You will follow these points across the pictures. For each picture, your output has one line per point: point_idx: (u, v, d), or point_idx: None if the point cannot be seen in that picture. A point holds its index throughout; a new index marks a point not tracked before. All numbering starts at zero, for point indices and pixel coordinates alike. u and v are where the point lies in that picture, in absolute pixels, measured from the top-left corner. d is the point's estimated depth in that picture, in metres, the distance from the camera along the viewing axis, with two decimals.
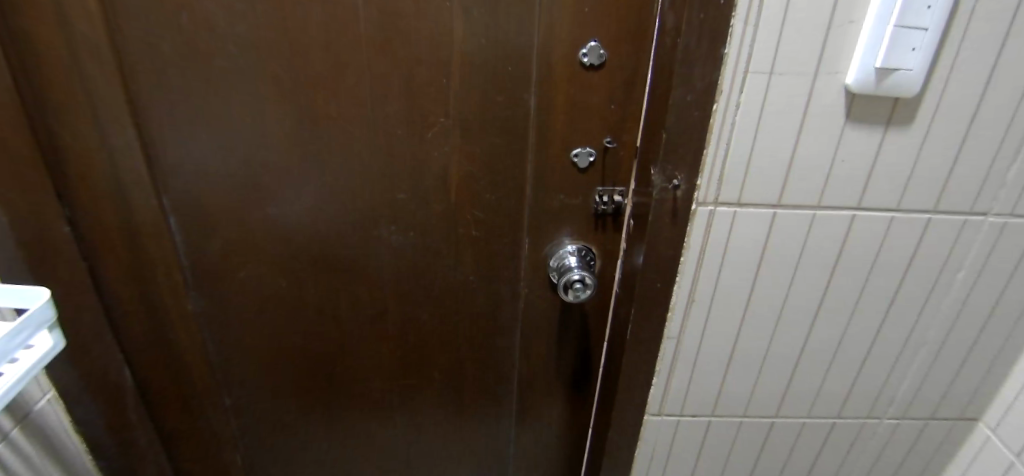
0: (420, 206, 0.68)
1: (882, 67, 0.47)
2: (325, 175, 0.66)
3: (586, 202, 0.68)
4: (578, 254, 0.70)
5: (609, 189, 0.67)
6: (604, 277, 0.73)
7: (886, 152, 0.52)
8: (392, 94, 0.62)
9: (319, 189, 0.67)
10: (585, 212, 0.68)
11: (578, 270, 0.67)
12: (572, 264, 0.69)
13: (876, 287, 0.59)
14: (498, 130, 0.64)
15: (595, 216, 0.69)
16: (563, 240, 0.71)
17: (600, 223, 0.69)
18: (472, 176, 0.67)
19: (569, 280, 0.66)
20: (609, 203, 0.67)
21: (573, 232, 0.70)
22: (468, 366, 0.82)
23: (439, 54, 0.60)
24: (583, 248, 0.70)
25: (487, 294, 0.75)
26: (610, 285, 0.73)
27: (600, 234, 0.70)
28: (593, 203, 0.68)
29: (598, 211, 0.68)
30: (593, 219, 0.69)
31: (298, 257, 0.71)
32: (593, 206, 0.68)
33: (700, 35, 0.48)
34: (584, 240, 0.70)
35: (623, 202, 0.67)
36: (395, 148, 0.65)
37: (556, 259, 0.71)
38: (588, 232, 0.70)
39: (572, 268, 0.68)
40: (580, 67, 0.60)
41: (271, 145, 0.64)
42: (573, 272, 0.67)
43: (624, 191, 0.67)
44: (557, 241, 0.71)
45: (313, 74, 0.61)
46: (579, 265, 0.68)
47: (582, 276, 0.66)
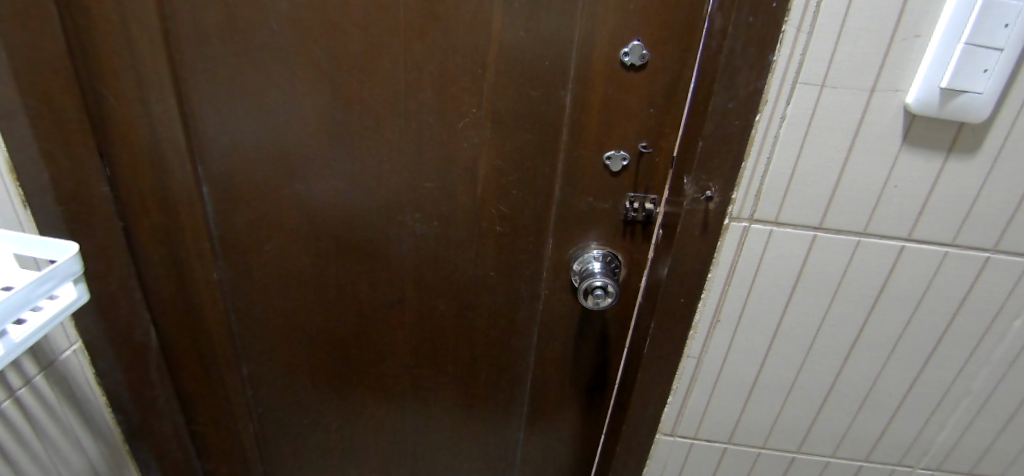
0: (445, 197, 0.68)
1: (948, 88, 0.43)
2: (354, 158, 0.66)
3: (616, 207, 0.65)
4: (602, 260, 0.68)
5: (640, 196, 0.64)
6: (628, 287, 0.70)
7: (945, 182, 0.48)
8: (426, 81, 0.61)
9: (348, 172, 0.67)
10: (613, 217, 0.66)
11: (600, 277, 0.65)
12: (595, 269, 0.67)
13: (921, 327, 0.55)
14: (530, 127, 0.62)
15: (624, 223, 0.66)
16: (588, 245, 0.68)
17: (629, 230, 0.67)
18: (500, 171, 0.65)
19: (590, 286, 0.64)
20: (639, 210, 0.65)
21: (599, 237, 0.68)
22: (481, 364, 0.81)
23: (476, 45, 0.59)
24: (609, 255, 0.68)
25: (505, 293, 0.74)
26: (633, 296, 0.71)
27: (627, 242, 0.68)
28: (623, 209, 0.65)
29: (628, 218, 0.66)
30: (622, 226, 0.67)
31: (322, 238, 0.72)
32: (623, 212, 0.65)
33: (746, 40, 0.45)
34: (611, 246, 0.68)
35: (654, 210, 0.64)
36: (425, 136, 0.64)
37: (579, 263, 0.69)
38: (616, 239, 0.68)
39: (594, 273, 0.66)
40: (619, 66, 0.58)
41: (304, 123, 0.65)
42: (594, 278, 0.65)
43: (657, 200, 0.64)
44: (582, 245, 0.69)
45: (349, 56, 0.61)
46: (603, 271, 0.66)
47: (604, 283, 0.64)
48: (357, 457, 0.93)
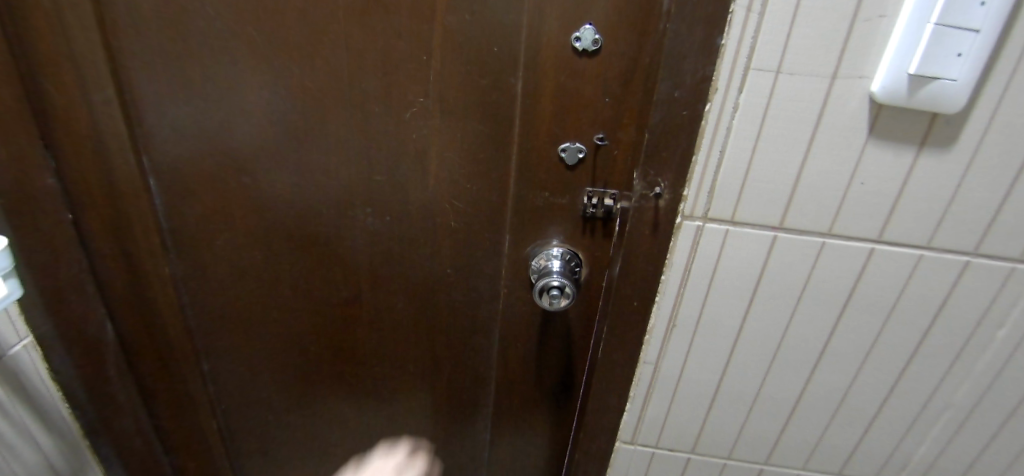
0: (396, 191, 0.65)
1: (917, 75, 0.39)
2: (301, 150, 0.63)
3: (574, 202, 0.62)
4: (562, 258, 0.64)
5: (599, 191, 0.60)
6: (589, 287, 0.67)
7: (917, 179, 0.44)
8: (371, 69, 0.58)
9: (295, 165, 0.64)
10: (572, 214, 0.62)
11: (557, 276, 0.61)
12: (553, 268, 0.63)
13: (894, 335, 0.51)
14: (482, 116, 0.59)
15: (584, 219, 0.62)
16: (548, 242, 0.65)
17: (588, 227, 0.63)
18: (452, 164, 0.62)
19: (547, 285, 0.60)
20: (598, 206, 0.61)
21: (559, 235, 0.64)
22: (445, 363, 0.78)
23: (419, 30, 0.56)
24: (569, 253, 0.64)
25: (464, 292, 0.70)
26: (595, 296, 0.67)
27: (587, 240, 0.64)
28: (581, 204, 0.62)
29: (587, 215, 0.62)
30: (581, 222, 0.63)
31: (273, 233, 0.69)
32: (582, 208, 0.62)
33: (692, 21, 0.40)
34: (570, 244, 0.64)
35: (614, 206, 0.61)
36: (373, 127, 0.61)
37: (538, 260, 0.65)
38: (575, 236, 0.64)
39: (552, 272, 0.62)
40: (571, 53, 0.54)
41: (248, 113, 0.62)
42: (551, 277, 0.61)
43: (616, 196, 0.60)
44: (541, 242, 0.65)
45: (289, 43, 0.58)
46: (563, 269, 0.63)
47: (561, 282, 0.60)
48: (324, 455, 0.91)
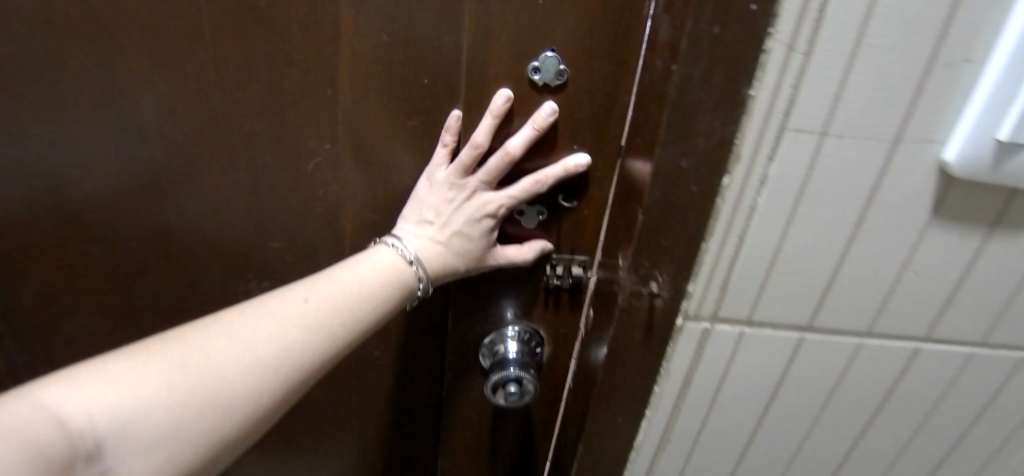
0: (301, 259, 0.49)
1: (1006, 142, 0.27)
2: (165, 207, 0.47)
3: (535, 272, 0.48)
4: (519, 339, 0.51)
5: (565, 258, 0.47)
6: (554, 368, 0.54)
7: (984, 268, 0.33)
8: (254, 106, 0.42)
9: (158, 226, 0.48)
10: (531, 284, 0.49)
11: (514, 366, 0.49)
12: (508, 353, 0.50)
13: (930, 441, 0.41)
14: (412, 164, 0.44)
15: (545, 290, 0.49)
16: (500, 318, 0.51)
17: (552, 299, 0.50)
18: (374, 225, 0.47)
19: (497, 379, 0.48)
20: (564, 277, 0.48)
21: (515, 308, 0.51)
22: (377, 437, 0.67)
23: (320, 54, 0.40)
24: (527, 331, 0.51)
25: (410, 346, 0.59)
26: (561, 377, 0.55)
27: (551, 314, 0.51)
28: (543, 274, 0.48)
29: (550, 286, 0.49)
30: (543, 294, 0.50)
31: (145, 300, 0.53)
32: (543, 277, 0.49)
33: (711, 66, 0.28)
34: (532, 316, 0.51)
35: (585, 277, 0.48)
36: (261, 179, 0.45)
37: (488, 341, 0.52)
38: (537, 309, 0.51)
39: (507, 359, 0.49)
40: (526, 87, 0.40)
41: (87, 164, 0.45)
42: (506, 368, 0.48)
43: (588, 265, 0.47)
44: (492, 318, 0.52)
45: (132, 65, 0.40)
46: (520, 355, 0.50)
47: (516, 377, 0.47)
48: None
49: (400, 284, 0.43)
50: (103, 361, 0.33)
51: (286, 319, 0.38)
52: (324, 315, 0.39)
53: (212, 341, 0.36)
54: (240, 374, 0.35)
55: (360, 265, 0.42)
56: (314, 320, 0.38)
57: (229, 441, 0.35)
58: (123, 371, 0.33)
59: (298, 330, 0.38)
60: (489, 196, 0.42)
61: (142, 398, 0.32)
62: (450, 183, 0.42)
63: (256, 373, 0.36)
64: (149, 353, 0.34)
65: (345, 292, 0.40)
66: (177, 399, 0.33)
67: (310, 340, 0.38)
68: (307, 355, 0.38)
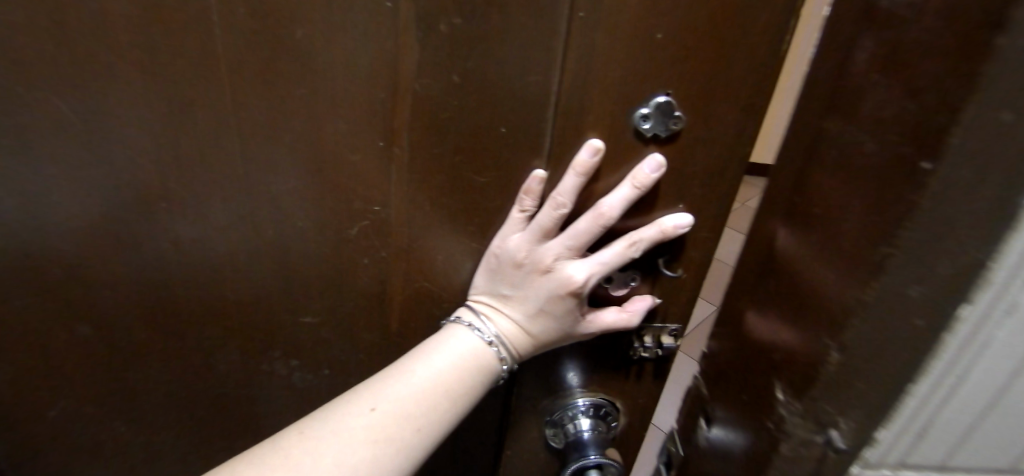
0: (339, 334, 0.42)
1: None
2: (165, 289, 0.37)
3: (616, 342, 0.42)
4: (593, 413, 0.44)
5: (655, 328, 0.40)
6: (627, 440, 0.47)
7: None
8: (284, 165, 0.33)
9: (161, 309, 0.38)
10: (610, 356, 0.42)
11: (592, 449, 0.43)
12: (582, 430, 0.44)
13: None
14: (479, 227, 0.37)
15: (627, 360, 0.43)
16: (571, 393, 0.44)
17: (633, 370, 0.43)
18: (427, 295, 0.40)
19: (574, 466, 0.43)
20: (652, 348, 0.41)
21: (590, 382, 0.44)
22: None
23: (371, 100, 0.31)
24: (600, 404, 0.44)
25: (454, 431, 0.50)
26: (635, 449, 0.48)
27: (630, 385, 0.44)
28: (626, 345, 0.42)
29: (632, 357, 0.42)
30: (623, 365, 0.43)
31: (139, 399, 0.43)
32: (627, 347, 0.42)
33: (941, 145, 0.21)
34: (609, 391, 0.44)
35: (675, 347, 0.41)
36: (291, 247, 0.37)
37: (556, 418, 0.45)
38: (615, 382, 0.44)
39: (582, 439, 0.44)
40: (628, 138, 0.32)
41: (66, 241, 0.35)
42: (584, 453, 0.43)
43: (680, 335, 0.40)
44: (560, 393, 0.44)
45: (118, 122, 0.31)
46: (596, 433, 0.44)
47: (596, 463, 0.42)
48: None
49: (483, 373, 0.36)
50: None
51: (353, 438, 0.32)
52: (395, 427, 0.33)
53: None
54: None
55: (432, 356, 0.36)
56: (387, 434, 0.33)
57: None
58: None
59: (368, 447, 0.32)
60: (575, 268, 0.34)
61: None
62: (529, 250, 0.35)
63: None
64: None
65: (417, 397, 0.34)
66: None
67: (382, 458, 0.33)
68: None
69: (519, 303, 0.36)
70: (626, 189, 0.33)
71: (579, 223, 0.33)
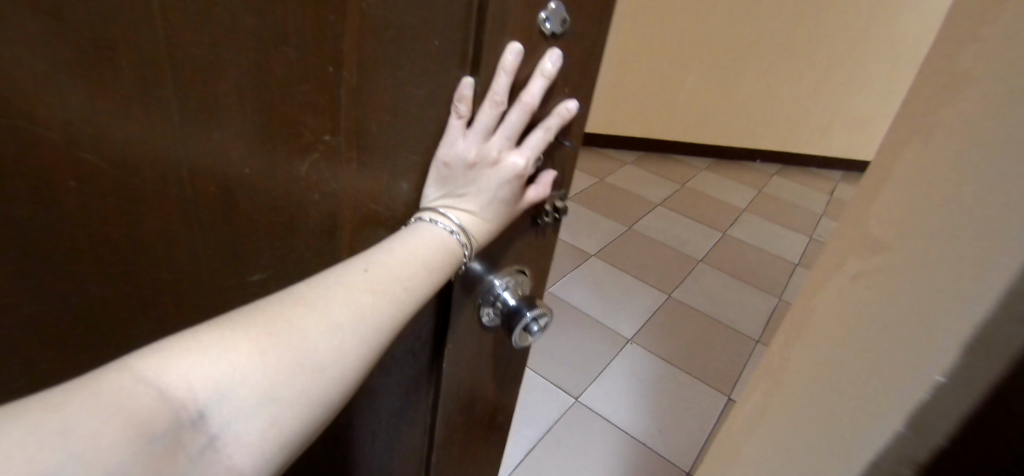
0: (281, 279, 0.41)
1: None
2: (71, 294, 0.31)
3: (528, 213, 0.51)
4: (511, 284, 0.52)
5: (552, 195, 0.51)
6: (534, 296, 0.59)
7: None
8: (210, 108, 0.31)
9: (68, 314, 0.32)
10: (521, 225, 0.52)
11: (526, 308, 0.51)
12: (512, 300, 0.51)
13: None
14: (408, 140, 0.40)
15: (530, 226, 0.53)
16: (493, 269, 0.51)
17: (538, 231, 0.54)
18: (365, 216, 0.42)
19: (517, 332, 0.50)
20: (551, 210, 0.52)
21: (510, 255, 0.53)
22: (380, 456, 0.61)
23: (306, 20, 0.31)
24: (513, 274, 0.53)
25: (393, 366, 0.53)
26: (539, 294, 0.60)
27: (534, 243, 0.55)
28: (534, 212, 0.51)
29: (537, 222, 0.53)
30: (529, 230, 0.53)
31: None
32: (530, 212, 0.51)
33: None
34: (513, 255, 0.53)
35: (564, 207, 0.52)
36: (235, 197, 0.35)
37: (483, 293, 0.52)
38: (523, 245, 0.54)
39: (515, 306, 0.51)
40: (535, 37, 0.38)
41: None
42: (523, 313, 0.51)
43: (568, 194, 0.51)
44: (484, 273, 0.51)
45: (1, 88, 0.24)
46: (520, 298, 0.52)
47: (535, 317, 0.50)
48: None
49: (452, 256, 0.42)
50: (169, 346, 0.30)
51: (354, 287, 0.36)
52: (387, 284, 0.37)
53: (284, 307, 0.34)
54: (321, 340, 0.34)
55: (412, 238, 0.41)
56: (382, 290, 0.37)
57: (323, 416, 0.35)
58: (216, 357, 0.30)
59: (373, 297, 0.36)
60: (516, 160, 0.41)
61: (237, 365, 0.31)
62: (478, 153, 0.40)
63: (341, 344, 0.35)
64: (227, 318, 0.32)
65: (405, 261, 0.39)
66: (270, 372, 0.32)
67: (382, 310, 0.37)
68: (378, 335, 0.37)
69: (475, 203, 0.42)
70: (542, 84, 0.39)
71: (513, 118, 0.40)
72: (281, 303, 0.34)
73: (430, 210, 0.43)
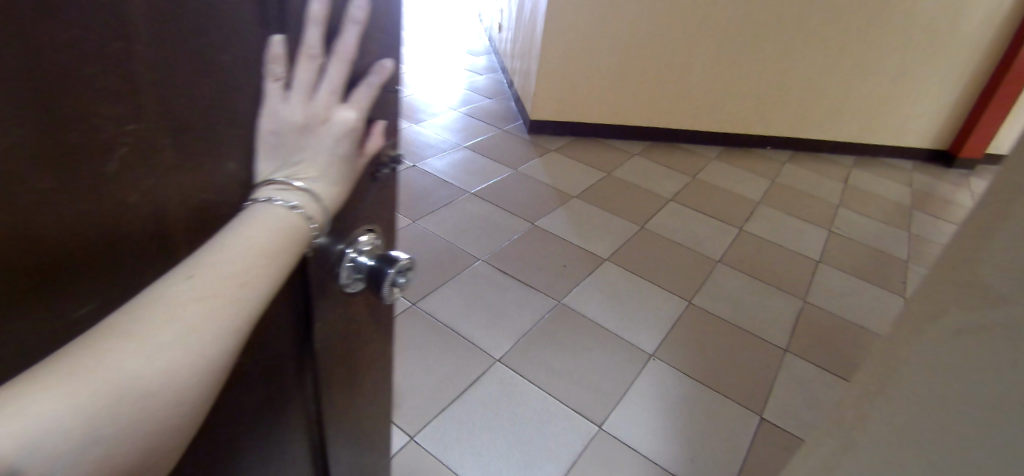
0: (175, 179, 0.69)
1: None
2: (60, 177, 0.57)
3: (380, 161, 0.99)
4: (365, 255, 1.03)
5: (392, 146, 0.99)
6: (387, 223, 1.11)
7: None
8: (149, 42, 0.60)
9: (82, 207, 0.60)
10: (371, 169, 0.98)
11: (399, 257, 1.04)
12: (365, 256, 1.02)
13: None
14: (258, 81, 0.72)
15: (375, 171, 1.00)
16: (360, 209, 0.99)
17: (376, 171, 1.00)
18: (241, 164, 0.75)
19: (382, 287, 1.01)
20: (390, 162, 1.01)
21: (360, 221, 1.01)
22: (281, 366, 1.03)
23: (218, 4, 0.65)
24: (371, 237, 1.04)
25: (283, 303, 0.95)
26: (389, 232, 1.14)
27: (370, 182, 1.00)
28: (380, 165, 0.99)
29: (382, 163, 1.00)
30: (373, 169, 0.99)
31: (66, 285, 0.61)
32: (368, 176, 0.99)
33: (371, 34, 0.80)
34: (367, 233, 1.04)
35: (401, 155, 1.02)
36: (165, 151, 0.67)
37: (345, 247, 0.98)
38: (372, 200, 1.03)
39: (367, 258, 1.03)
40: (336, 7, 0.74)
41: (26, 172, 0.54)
42: (360, 241, 1.01)
43: (395, 149, 0.99)
44: (350, 232, 0.99)
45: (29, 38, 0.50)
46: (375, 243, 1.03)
47: (406, 265, 1.04)
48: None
49: (294, 225, 0.72)
50: (46, 367, 0.53)
51: (204, 284, 0.62)
52: (232, 271, 0.65)
53: (142, 326, 0.58)
54: (143, 364, 0.57)
55: (266, 226, 0.70)
56: (236, 283, 0.65)
57: (186, 386, 0.60)
58: (52, 400, 0.50)
59: (229, 269, 0.65)
60: (347, 113, 0.75)
61: (60, 409, 0.51)
62: (325, 105, 0.73)
63: (190, 347, 0.60)
64: (70, 368, 0.53)
65: (242, 256, 0.66)
66: (96, 397, 0.53)
67: (220, 308, 0.63)
68: (222, 336, 0.62)
69: (314, 152, 0.73)
70: (354, 36, 0.74)
71: (332, 66, 0.73)
72: (169, 280, 0.62)
73: (268, 186, 0.74)
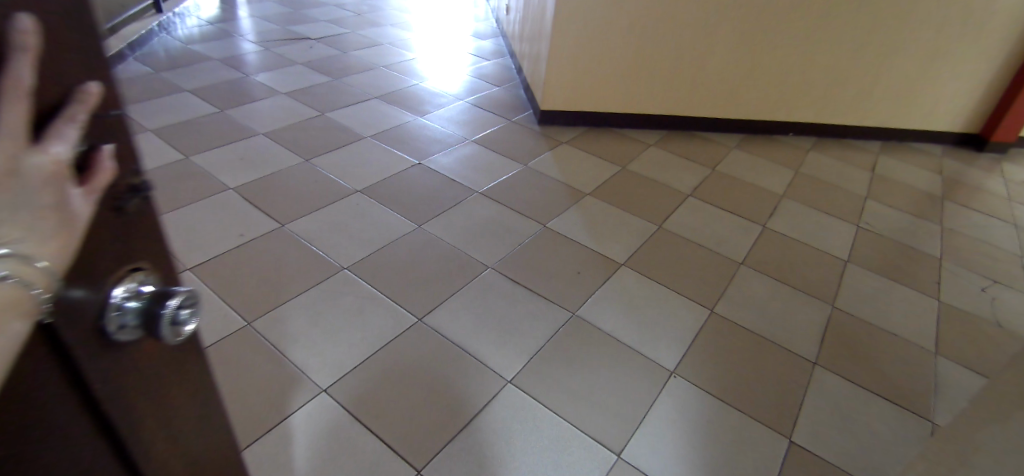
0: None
1: None
2: None
3: (106, 199, 0.86)
4: (125, 288, 0.90)
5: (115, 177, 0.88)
6: (138, 231, 0.96)
7: None
8: None
9: None
10: (103, 205, 0.85)
11: (168, 299, 0.94)
12: (126, 294, 0.90)
13: None
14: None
15: (114, 210, 0.89)
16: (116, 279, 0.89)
17: (117, 203, 0.89)
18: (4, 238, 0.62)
19: (161, 326, 0.90)
20: (124, 196, 0.90)
21: (118, 272, 0.90)
22: (97, 414, 0.89)
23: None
24: (123, 279, 0.90)
25: (44, 376, 0.77)
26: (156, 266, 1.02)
27: (112, 216, 0.89)
28: (115, 198, 0.89)
29: (117, 204, 0.89)
30: (110, 204, 0.87)
31: None
32: (109, 208, 0.88)
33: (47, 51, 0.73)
34: (125, 278, 0.91)
35: (137, 179, 0.94)
36: None
37: (111, 304, 0.86)
38: (117, 262, 0.90)
39: (128, 296, 0.90)
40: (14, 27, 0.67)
41: None
42: (121, 301, 0.89)
43: (130, 178, 0.91)
44: (111, 277, 0.88)
45: None
46: (136, 292, 0.92)
47: (185, 295, 0.97)
48: None
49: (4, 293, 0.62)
50: None
51: None
52: None
53: None
54: None
55: None
56: None
57: None
58: None
59: None
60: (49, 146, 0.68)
61: None
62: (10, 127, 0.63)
63: None
64: None
65: None
66: None
67: None
68: None
69: (9, 210, 0.62)
70: (26, 65, 0.67)
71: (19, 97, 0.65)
72: None
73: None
